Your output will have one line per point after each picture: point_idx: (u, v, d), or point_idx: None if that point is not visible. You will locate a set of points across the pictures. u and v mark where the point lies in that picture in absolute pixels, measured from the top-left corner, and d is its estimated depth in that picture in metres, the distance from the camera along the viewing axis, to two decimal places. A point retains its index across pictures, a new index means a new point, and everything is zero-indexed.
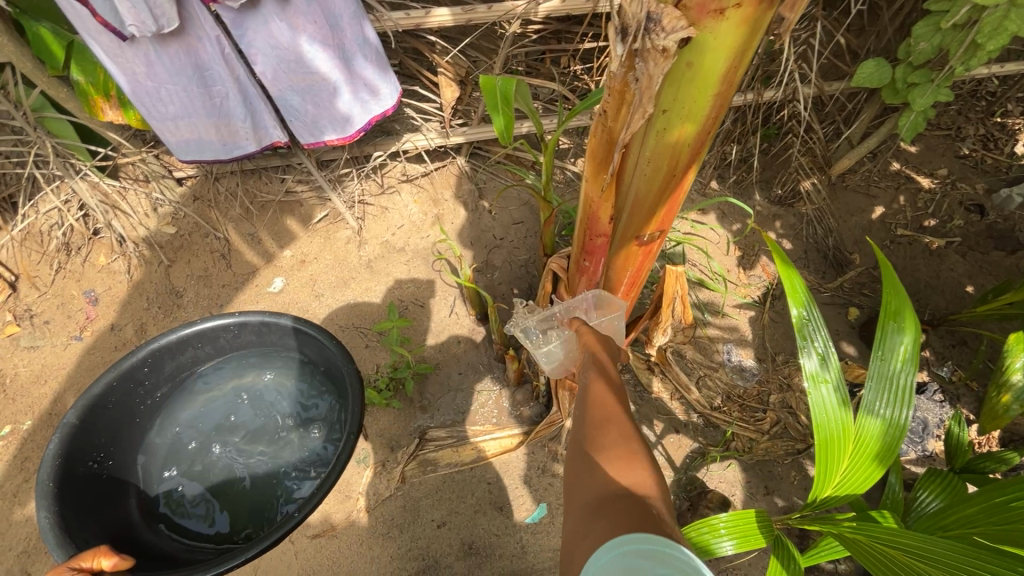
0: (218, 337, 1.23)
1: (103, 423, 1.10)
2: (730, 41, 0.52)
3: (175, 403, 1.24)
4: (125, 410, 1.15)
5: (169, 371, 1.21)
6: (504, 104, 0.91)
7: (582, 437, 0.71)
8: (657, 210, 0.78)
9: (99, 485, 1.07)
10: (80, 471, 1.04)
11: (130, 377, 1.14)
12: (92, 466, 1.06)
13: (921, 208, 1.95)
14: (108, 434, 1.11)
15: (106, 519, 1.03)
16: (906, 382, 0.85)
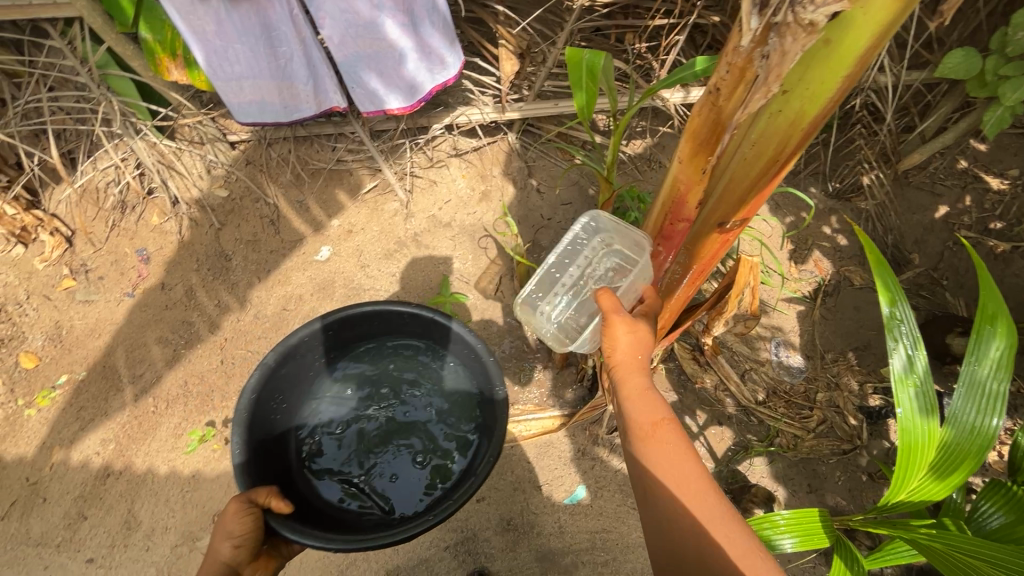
0: (394, 320, 1.26)
1: (288, 370, 1.20)
2: (879, 16, 0.49)
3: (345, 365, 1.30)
4: (305, 364, 1.23)
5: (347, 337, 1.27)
6: (589, 79, 0.91)
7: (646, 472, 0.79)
8: (749, 198, 0.75)
9: (272, 426, 1.16)
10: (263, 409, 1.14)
11: (317, 336, 1.21)
12: (271, 409, 1.16)
13: (987, 210, 1.83)
14: (288, 381, 1.20)
15: (272, 461, 1.13)
16: (998, 389, 0.88)
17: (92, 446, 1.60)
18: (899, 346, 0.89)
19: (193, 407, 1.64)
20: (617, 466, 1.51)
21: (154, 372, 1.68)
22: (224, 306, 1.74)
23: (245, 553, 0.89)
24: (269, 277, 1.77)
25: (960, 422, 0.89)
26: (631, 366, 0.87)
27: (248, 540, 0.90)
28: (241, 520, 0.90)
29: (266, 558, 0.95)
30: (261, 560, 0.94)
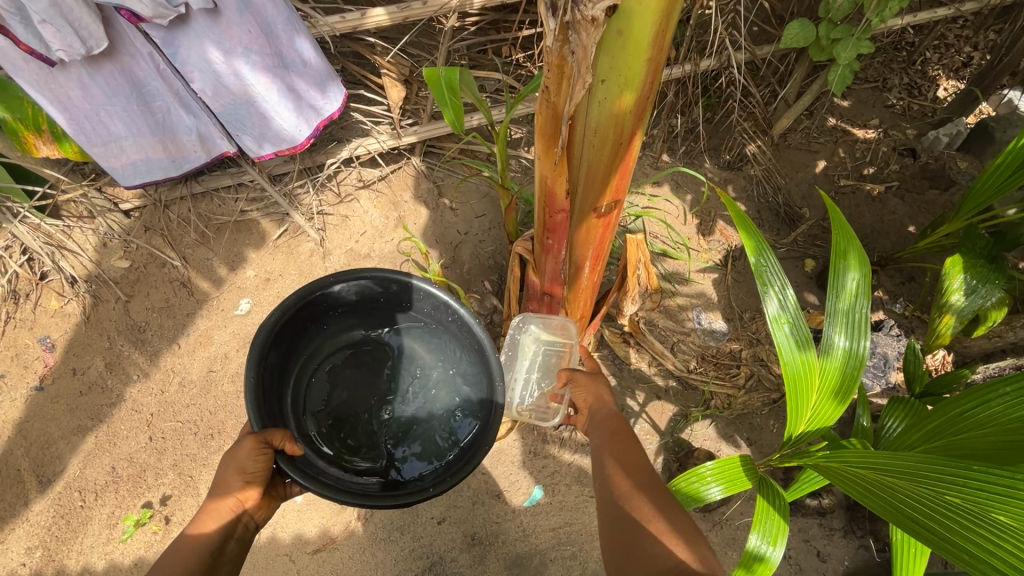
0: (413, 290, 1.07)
1: (315, 313, 1.03)
2: (654, 6, 0.55)
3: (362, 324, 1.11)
4: (326, 312, 1.05)
5: (374, 304, 1.09)
6: (450, 94, 0.94)
7: (618, 471, 0.78)
8: (609, 180, 0.81)
9: (282, 364, 0.99)
10: (284, 347, 0.99)
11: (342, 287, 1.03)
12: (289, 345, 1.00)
13: (859, 158, 2.07)
14: (312, 323, 1.04)
15: (277, 401, 0.97)
16: (858, 313, 0.89)
17: (16, 557, 1.48)
18: (770, 289, 0.88)
19: (125, 492, 1.55)
20: (571, 459, 1.54)
21: (78, 463, 1.57)
22: (146, 381, 1.66)
23: (256, 490, 0.83)
24: (189, 340, 1.70)
25: (836, 352, 0.89)
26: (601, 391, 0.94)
27: (261, 476, 0.83)
28: (257, 458, 0.83)
29: (267, 495, 0.90)
30: (263, 497, 0.89)
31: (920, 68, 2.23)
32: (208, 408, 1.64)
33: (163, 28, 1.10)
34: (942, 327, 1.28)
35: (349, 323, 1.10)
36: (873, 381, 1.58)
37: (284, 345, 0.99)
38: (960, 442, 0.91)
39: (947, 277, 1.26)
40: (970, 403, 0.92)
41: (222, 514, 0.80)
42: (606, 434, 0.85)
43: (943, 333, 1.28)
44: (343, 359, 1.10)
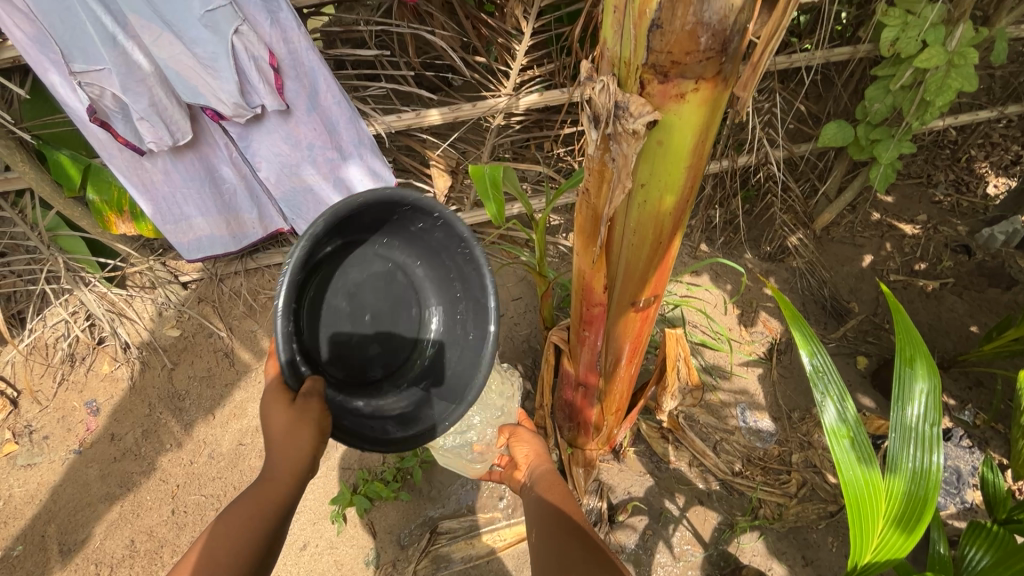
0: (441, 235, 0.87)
1: (433, 223, 0.86)
2: (695, 120, 0.56)
3: (442, 275, 0.91)
4: (434, 232, 0.87)
5: (468, 270, 0.89)
6: (494, 189, 0.99)
7: (553, 518, 0.86)
8: (648, 276, 0.80)
9: (370, 220, 0.83)
10: (391, 226, 0.87)
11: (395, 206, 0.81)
12: (389, 221, 0.86)
13: (908, 253, 2.00)
14: (421, 232, 0.88)
15: (330, 253, 0.82)
16: (927, 427, 0.81)
17: None
18: (827, 397, 0.81)
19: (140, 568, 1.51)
20: None
21: (100, 533, 1.55)
22: (178, 450, 1.67)
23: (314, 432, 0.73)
24: (225, 412, 1.73)
25: (902, 469, 0.81)
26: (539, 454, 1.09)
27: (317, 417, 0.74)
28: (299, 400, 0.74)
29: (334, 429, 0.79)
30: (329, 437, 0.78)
31: (966, 164, 2.21)
32: (233, 483, 1.63)
33: (241, 125, 1.23)
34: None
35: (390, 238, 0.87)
36: (947, 498, 1.43)
37: (381, 214, 0.83)
38: None
39: None
40: None
41: (296, 475, 0.72)
42: (544, 489, 0.96)
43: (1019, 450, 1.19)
44: (399, 283, 0.90)
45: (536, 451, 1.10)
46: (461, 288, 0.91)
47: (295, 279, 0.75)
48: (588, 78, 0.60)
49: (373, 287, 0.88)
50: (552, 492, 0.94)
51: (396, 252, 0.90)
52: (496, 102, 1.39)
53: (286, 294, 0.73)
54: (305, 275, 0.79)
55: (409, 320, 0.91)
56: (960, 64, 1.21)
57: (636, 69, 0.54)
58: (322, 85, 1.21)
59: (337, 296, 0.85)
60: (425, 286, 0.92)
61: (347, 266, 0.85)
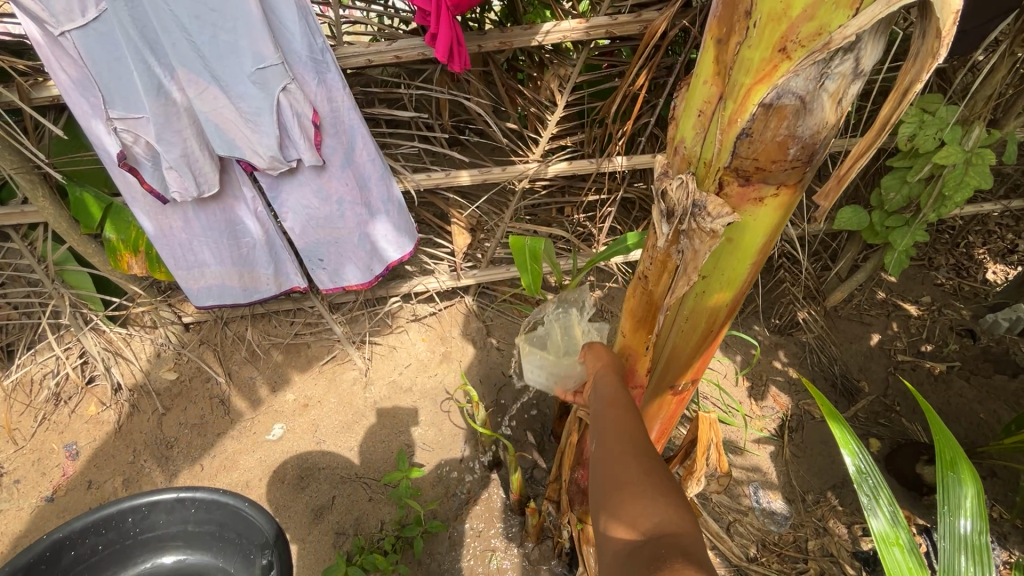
0: (126, 519, 1.08)
1: (178, 516, 1.11)
2: (768, 222, 0.57)
3: (228, 551, 1.10)
4: (189, 526, 1.12)
5: (233, 527, 1.09)
6: (533, 261, 0.98)
7: (610, 431, 0.67)
8: (693, 362, 0.78)
9: (94, 560, 1.06)
10: (107, 567, 1.08)
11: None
12: (138, 551, 1.11)
13: (914, 334, 2.02)
14: (146, 547, 1.11)
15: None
16: (982, 540, 0.77)
17: None
18: (872, 500, 0.78)
19: None
20: None
21: None
22: None
23: None
24: (214, 463, 1.63)
25: None
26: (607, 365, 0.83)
27: None
28: None
29: None
30: None
31: (965, 250, 2.28)
32: None
33: (273, 176, 1.22)
34: None
35: None
36: None
37: (111, 542, 1.08)
38: None
39: None
40: None
41: None
42: (604, 402, 0.74)
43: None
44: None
45: (605, 363, 0.83)
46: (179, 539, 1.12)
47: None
48: (663, 173, 0.60)
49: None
50: (612, 406, 0.72)
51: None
52: (526, 168, 1.42)
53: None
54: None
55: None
56: (976, 163, 1.26)
57: (717, 170, 0.54)
58: (359, 143, 1.23)
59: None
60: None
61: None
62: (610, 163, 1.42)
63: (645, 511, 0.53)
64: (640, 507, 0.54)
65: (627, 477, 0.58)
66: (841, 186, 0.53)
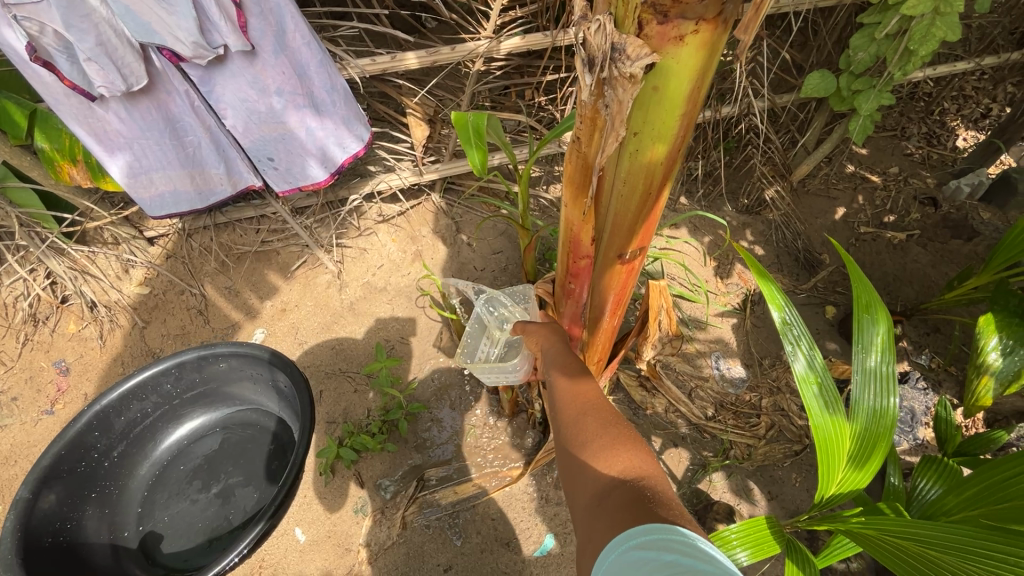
0: (161, 385, 1.24)
1: (204, 381, 1.31)
2: (692, 64, 0.55)
3: (263, 398, 1.36)
4: (221, 387, 1.34)
5: (259, 380, 1.32)
6: (478, 138, 0.96)
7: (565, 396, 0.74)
8: (636, 228, 0.79)
9: (146, 422, 1.27)
10: (156, 424, 1.30)
11: (81, 444, 1.14)
12: (183, 409, 1.33)
13: (879, 205, 2.05)
14: (189, 406, 1.35)
15: (111, 466, 1.22)
16: (887, 370, 0.86)
17: None
18: (795, 348, 0.84)
19: None
20: None
21: None
22: None
23: None
24: None
25: (864, 409, 0.86)
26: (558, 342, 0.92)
27: None
28: None
29: None
30: None
31: (938, 117, 2.24)
32: None
33: (202, 67, 1.15)
34: (982, 388, 1.19)
35: (129, 458, 1.26)
36: (901, 436, 1.52)
37: (156, 403, 1.27)
38: (1000, 512, 0.86)
39: (981, 336, 1.20)
40: (1014, 468, 0.86)
41: None
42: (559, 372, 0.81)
43: (983, 395, 1.19)
44: (227, 438, 1.38)
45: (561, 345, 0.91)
46: (207, 392, 1.34)
47: (61, 499, 1.09)
48: (583, 18, 0.57)
49: (220, 454, 1.36)
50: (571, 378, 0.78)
51: (219, 427, 1.40)
52: (476, 46, 1.31)
53: (53, 517, 1.07)
54: (100, 498, 1.20)
55: (260, 452, 1.36)
56: (945, 12, 1.19)
57: (635, 8, 0.52)
58: (289, 23, 1.13)
59: (183, 492, 1.30)
60: (264, 423, 1.39)
61: (184, 461, 1.34)
62: (565, 35, 1.30)
63: (608, 457, 0.60)
64: (606, 455, 0.60)
65: (588, 434, 0.65)
66: (761, 14, 0.52)
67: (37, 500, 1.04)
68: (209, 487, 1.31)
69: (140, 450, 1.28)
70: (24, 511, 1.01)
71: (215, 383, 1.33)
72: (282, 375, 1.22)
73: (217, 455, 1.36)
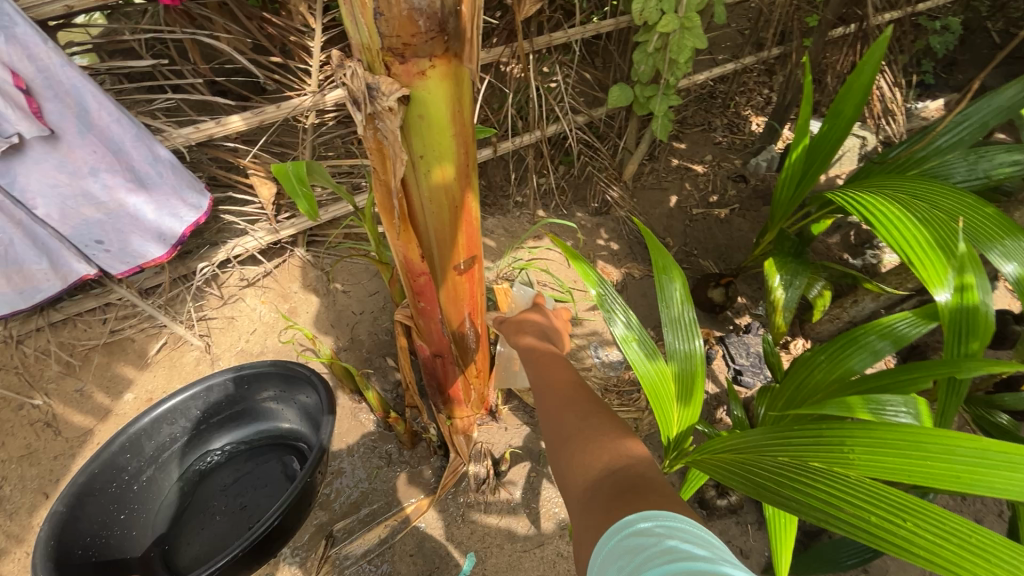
0: (190, 409, 1.25)
1: (231, 401, 1.31)
2: (442, 92, 0.65)
3: (287, 416, 1.35)
4: (249, 406, 1.34)
5: (282, 393, 1.32)
6: (301, 185, 0.99)
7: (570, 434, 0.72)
8: (457, 239, 0.88)
9: (170, 449, 1.25)
10: (181, 450, 1.29)
11: (113, 465, 1.15)
12: (208, 434, 1.32)
13: (703, 189, 2.37)
14: (211, 432, 1.33)
15: (139, 493, 1.21)
16: (688, 317, 1.02)
17: None
18: (612, 314, 0.99)
19: None
20: (498, 518, 1.49)
21: None
22: None
23: None
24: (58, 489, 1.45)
25: (679, 355, 1.01)
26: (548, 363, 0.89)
27: None
28: None
29: None
30: None
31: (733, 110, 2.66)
32: None
33: None
34: (778, 318, 1.44)
35: (156, 481, 1.24)
36: (754, 377, 1.71)
37: (183, 429, 1.27)
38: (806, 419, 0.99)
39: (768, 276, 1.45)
40: (802, 372, 1.07)
41: None
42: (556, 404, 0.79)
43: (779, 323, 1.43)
44: (254, 458, 1.36)
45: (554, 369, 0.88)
46: (229, 417, 1.34)
47: (90, 520, 1.09)
48: (341, 65, 0.65)
49: (244, 476, 1.33)
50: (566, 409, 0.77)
51: (243, 450, 1.37)
52: (301, 101, 1.37)
53: (82, 532, 1.06)
54: (127, 522, 1.17)
55: (286, 468, 1.33)
56: (688, 26, 1.47)
57: (378, 53, 0.61)
58: (91, 103, 1.12)
59: (207, 514, 1.27)
60: (288, 442, 1.37)
61: (211, 485, 1.32)
62: None
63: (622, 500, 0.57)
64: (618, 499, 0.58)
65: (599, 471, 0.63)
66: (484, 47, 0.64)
67: (68, 516, 1.04)
68: (235, 505, 1.28)
69: (167, 476, 1.27)
70: (55, 524, 1.01)
71: (240, 405, 1.33)
72: (309, 382, 1.24)
73: (240, 475, 1.33)
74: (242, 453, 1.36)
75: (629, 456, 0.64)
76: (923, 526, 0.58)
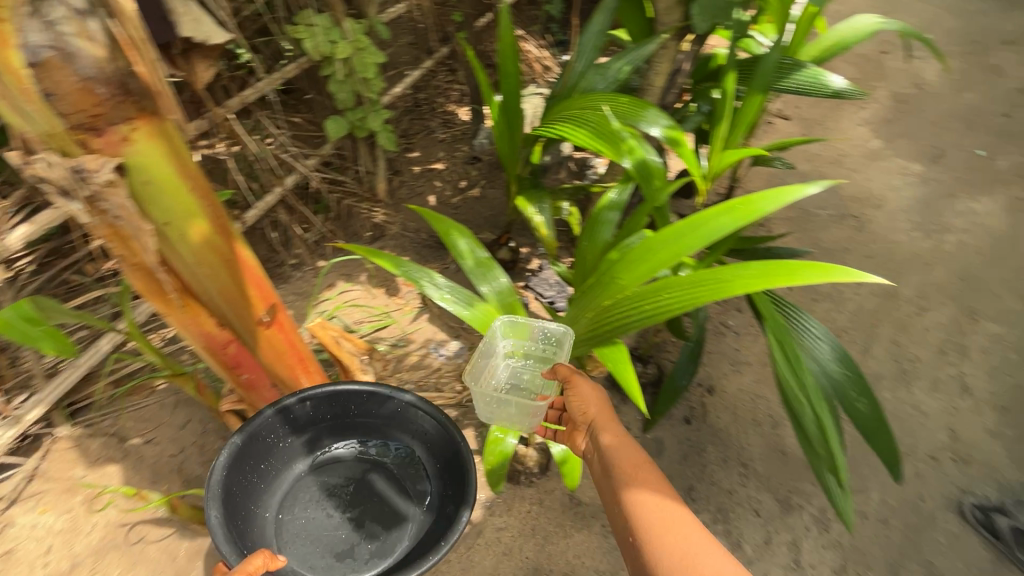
0: (348, 401, 1.24)
1: (377, 415, 1.27)
2: (156, 151, 0.71)
3: (413, 444, 1.29)
4: (377, 423, 1.29)
5: (415, 436, 1.27)
6: (33, 324, 0.88)
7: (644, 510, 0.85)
8: (245, 292, 0.89)
9: (319, 428, 1.26)
10: (323, 433, 1.28)
11: (259, 437, 1.16)
12: (334, 434, 1.29)
13: (451, 179, 2.62)
14: (364, 430, 1.30)
15: (276, 457, 1.22)
16: (482, 259, 1.27)
17: None
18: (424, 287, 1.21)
19: None
20: None
21: None
22: None
23: None
24: None
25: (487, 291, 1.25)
26: (604, 416, 1.02)
27: None
28: None
29: None
30: None
31: None
32: None
33: None
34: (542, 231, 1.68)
35: (294, 452, 1.25)
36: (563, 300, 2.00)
37: (336, 412, 1.25)
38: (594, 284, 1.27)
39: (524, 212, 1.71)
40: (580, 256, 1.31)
41: None
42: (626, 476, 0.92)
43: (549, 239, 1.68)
44: (367, 472, 1.29)
45: (612, 427, 1.00)
46: (360, 426, 1.29)
47: (233, 477, 1.12)
48: (25, 163, 0.65)
49: (351, 491, 1.26)
50: (635, 477, 0.91)
51: (353, 459, 1.31)
52: None
53: (233, 480, 1.12)
54: (265, 473, 1.20)
55: (394, 496, 1.26)
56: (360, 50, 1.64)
57: (65, 136, 0.65)
58: None
59: (320, 503, 1.24)
60: (398, 469, 1.30)
61: (330, 475, 1.28)
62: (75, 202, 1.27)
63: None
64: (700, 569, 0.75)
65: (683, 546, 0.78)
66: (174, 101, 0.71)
67: (231, 461, 1.10)
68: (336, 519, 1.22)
69: (297, 456, 1.26)
70: (219, 473, 1.07)
71: (374, 421, 1.28)
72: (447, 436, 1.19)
73: (343, 490, 1.26)
74: (359, 457, 1.31)
75: (725, 560, 0.75)
76: (708, 283, 0.89)
